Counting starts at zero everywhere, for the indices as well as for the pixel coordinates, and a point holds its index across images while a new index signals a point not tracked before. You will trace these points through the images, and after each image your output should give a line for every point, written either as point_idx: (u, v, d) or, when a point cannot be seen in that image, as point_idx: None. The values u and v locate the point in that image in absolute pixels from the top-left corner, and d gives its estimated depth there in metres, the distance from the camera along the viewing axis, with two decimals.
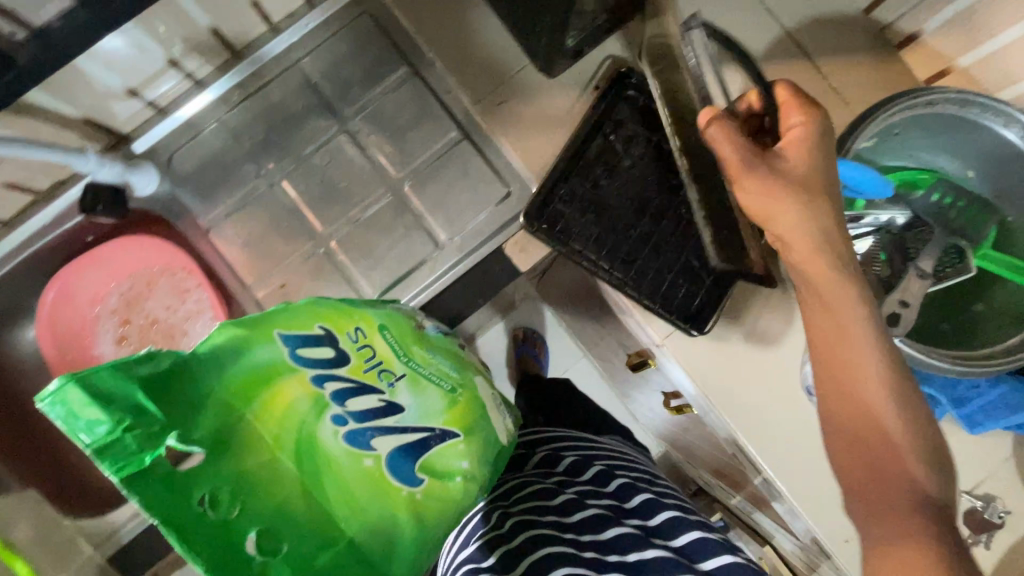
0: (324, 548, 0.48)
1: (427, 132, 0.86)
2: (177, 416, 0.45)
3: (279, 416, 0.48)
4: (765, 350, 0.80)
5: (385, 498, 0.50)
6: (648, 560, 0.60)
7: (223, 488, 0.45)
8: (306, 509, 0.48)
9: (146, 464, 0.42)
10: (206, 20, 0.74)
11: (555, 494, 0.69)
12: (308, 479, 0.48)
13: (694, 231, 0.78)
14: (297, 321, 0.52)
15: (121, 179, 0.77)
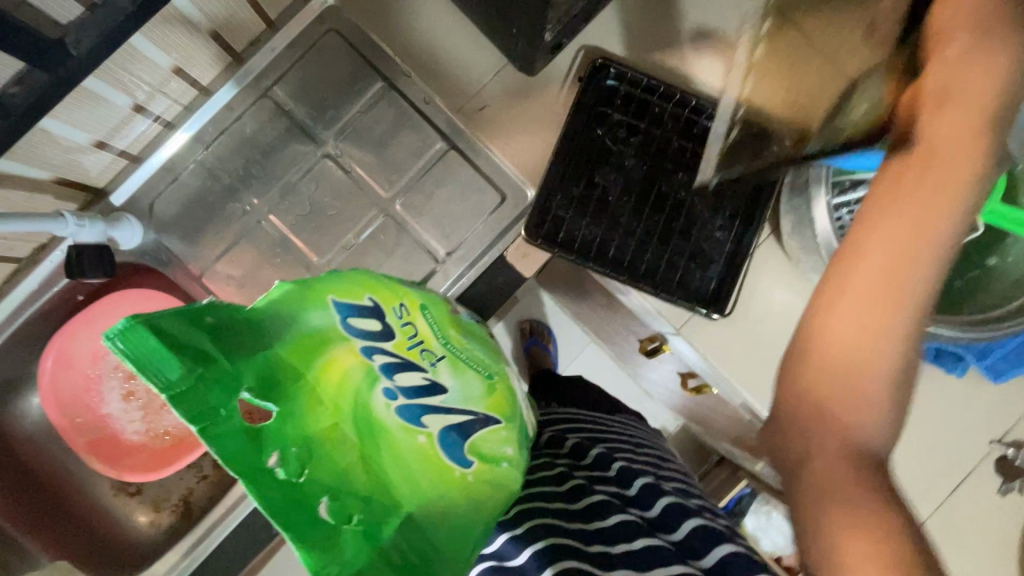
0: (390, 517, 0.44)
1: (411, 146, 0.82)
2: (247, 369, 0.40)
3: (337, 383, 0.45)
4: (781, 321, 0.78)
5: (439, 475, 0.47)
6: (654, 550, 0.53)
7: (291, 449, 0.41)
8: (371, 477, 0.44)
9: (220, 415, 0.37)
10: (167, 60, 0.70)
11: (557, 479, 0.63)
12: (369, 447, 0.45)
13: (699, 213, 0.76)
14: (348, 289, 0.48)
15: (103, 237, 0.75)
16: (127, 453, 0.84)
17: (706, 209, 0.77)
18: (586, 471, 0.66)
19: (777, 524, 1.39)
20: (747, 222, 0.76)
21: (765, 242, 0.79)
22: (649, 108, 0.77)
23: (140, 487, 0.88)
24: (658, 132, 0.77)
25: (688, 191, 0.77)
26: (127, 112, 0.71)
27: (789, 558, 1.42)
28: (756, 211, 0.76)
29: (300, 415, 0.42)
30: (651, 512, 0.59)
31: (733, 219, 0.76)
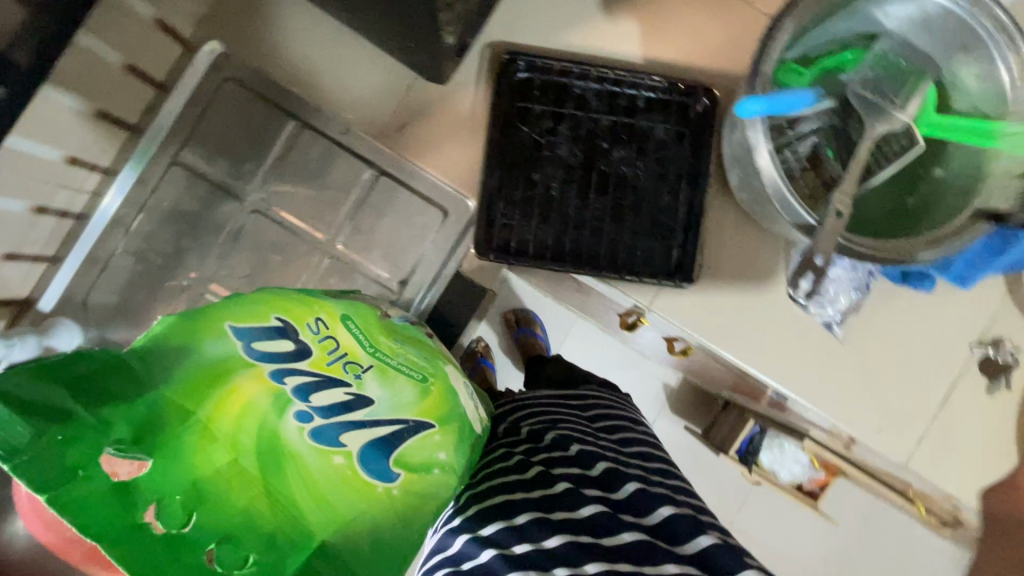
0: (302, 548, 0.43)
1: (342, 180, 0.79)
2: (119, 419, 0.39)
3: (236, 415, 0.43)
4: (747, 274, 0.77)
5: (357, 493, 0.46)
6: (625, 546, 0.54)
7: (176, 499, 0.39)
8: (275, 513, 0.42)
9: (76, 476, 0.35)
10: (58, 153, 0.65)
11: (520, 472, 0.64)
12: (270, 479, 0.43)
13: (644, 186, 0.75)
14: (247, 313, 0.48)
15: (40, 350, 0.69)
16: None
17: (651, 181, 0.75)
18: (545, 454, 0.66)
19: (791, 455, 1.42)
20: (696, 184, 0.75)
21: (716, 200, 0.77)
22: (569, 92, 0.75)
23: None
24: (585, 113, 0.75)
25: (629, 166, 0.75)
26: (30, 216, 0.66)
27: (809, 482, 1.45)
28: (698, 172, 0.75)
29: (186, 457, 0.41)
30: (615, 495, 0.60)
31: (679, 184, 0.75)
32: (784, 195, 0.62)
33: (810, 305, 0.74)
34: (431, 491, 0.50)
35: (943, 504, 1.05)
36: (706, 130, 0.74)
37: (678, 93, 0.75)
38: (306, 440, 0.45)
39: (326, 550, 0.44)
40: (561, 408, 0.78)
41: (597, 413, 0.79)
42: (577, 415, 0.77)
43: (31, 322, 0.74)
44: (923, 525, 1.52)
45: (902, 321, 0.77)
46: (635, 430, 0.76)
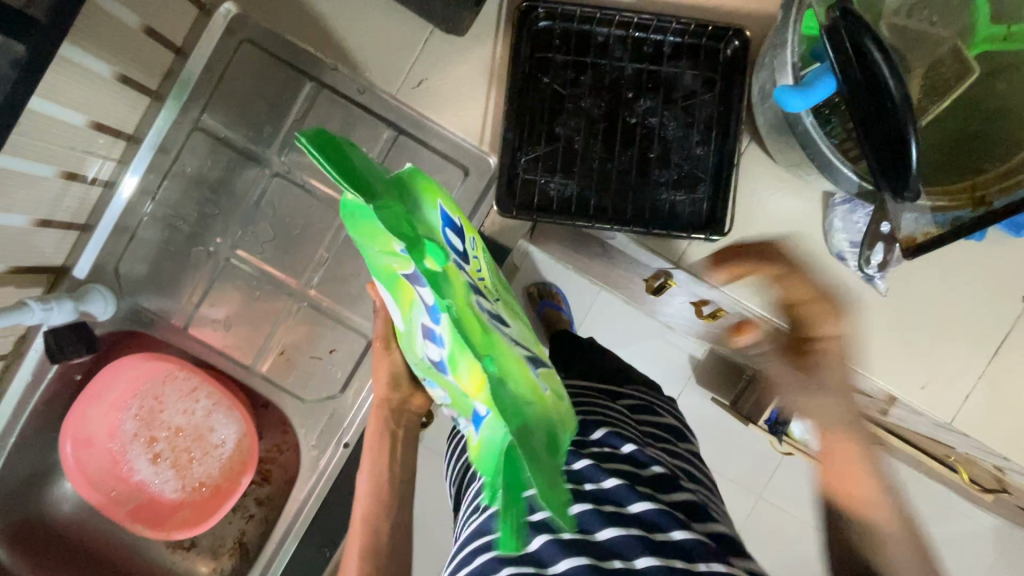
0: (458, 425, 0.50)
1: (362, 142, 0.79)
2: (403, 223, 0.41)
3: (456, 275, 0.44)
4: (781, 230, 0.74)
5: (531, 386, 0.43)
6: (678, 545, 0.52)
7: (454, 315, 0.43)
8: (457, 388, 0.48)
9: (410, 244, 0.41)
10: (83, 117, 0.65)
11: (565, 462, 0.60)
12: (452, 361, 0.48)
13: (672, 136, 0.72)
14: (451, 202, 0.48)
15: (76, 314, 0.74)
16: (168, 514, 0.87)
17: (678, 130, 0.72)
18: (595, 447, 0.61)
19: None
20: (726, 131, 0.71)
21: (747, 152, 0.74)
22: (592, 41, 0.72)
23: (193, 540, 0.89)
24: (609, 61, 0.72)
25: (655, 116, 0.72)
26: (61, 182, 0.68)
27: None
28: (729, 119, 0.71)
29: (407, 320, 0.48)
30: (662, 492, 0.57)
31: (708, 133, 0.72)
32: (826, 156, 0.60)
33: (845, 254, 0.72)
34: (559, 418, 0.44)
35: (988, 470, 1.00)
36: (737, 75, 0.71)
37: (706, 37, 0.72)
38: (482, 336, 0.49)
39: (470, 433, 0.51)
40: (602, 401, 0.72)
41: (632, 404, 0.75)
42: (620, 411, 0.72)
43: (67, 289, 0.77)
44: (963, 497, 1.45)
45: (947, 273, 0.73)
46: (672, 437, 0.72)
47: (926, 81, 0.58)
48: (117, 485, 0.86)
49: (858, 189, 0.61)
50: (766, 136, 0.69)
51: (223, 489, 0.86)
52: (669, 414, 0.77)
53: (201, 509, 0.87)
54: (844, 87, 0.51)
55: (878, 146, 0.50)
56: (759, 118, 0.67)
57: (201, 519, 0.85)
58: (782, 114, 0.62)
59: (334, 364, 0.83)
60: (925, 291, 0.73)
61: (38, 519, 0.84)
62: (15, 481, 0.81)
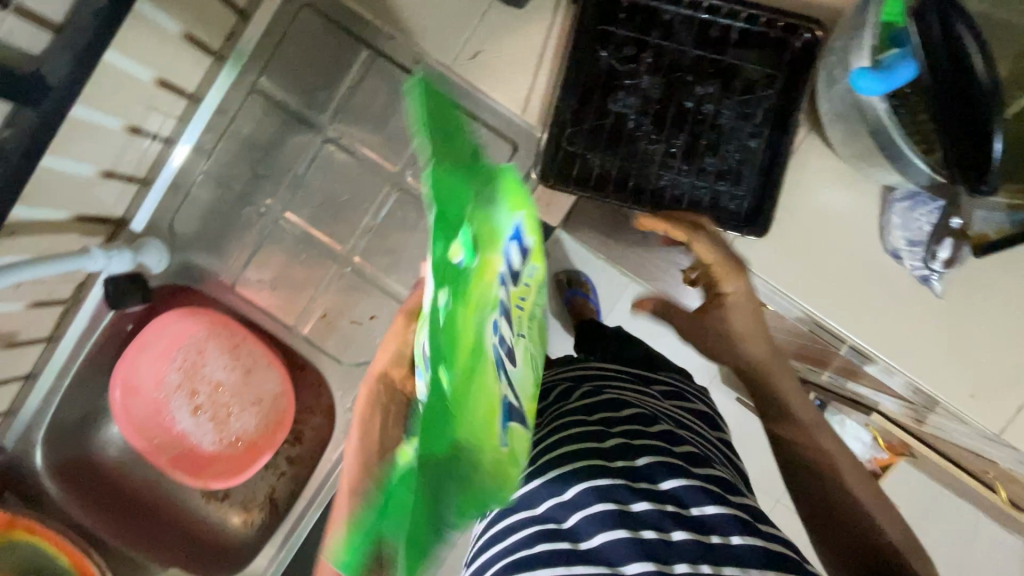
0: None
1: (412, 112, 0.79)
2: None
3: None
4: (835, 222, 0.71)
5: None
6: (713, 517, 0.51)
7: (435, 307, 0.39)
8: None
9: None
10: (151, 74, 0.68)
11: (597, 438, 0.59)
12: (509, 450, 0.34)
13: (726, 125, 0.70)
14: None
15: (133, 264, 0.77)
16: (206, 463, 0.91)
17: (734, 119, 0.70)
18: (625, 425, 0.61)
19: (852, 431, 1.36)
20: (784, 122, 0.69)
21: (804, 144, 0.72)
22: (656, 21, 0.70)
23: (227, 492, 0.93)
24: (672, 44, 0.70)
25: (712, 103, 0.70)
26: (126, 136, 0.70)
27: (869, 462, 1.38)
28: (789, 110, 0.69)
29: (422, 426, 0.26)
30: (693, 468, 0.57)
31: (762, 123, 0.70)
32: (896, 144, 0.57)
33: (902, 252, 0.69)
34: None
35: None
36: (806, 64, 0.68)
37: (778, 28, 0.68)
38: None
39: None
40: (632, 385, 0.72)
41: (656, 387, 0.74)
42: (648, 394, 0.71)
43: (125, 241, 0.79)
44: (990, 516, 1.41)
45: (1008, 281, 0.70)
46: (704, 425, 0.71)
47: (1011, 74, 0.56)
48: (160, 433, 0.90)
49: (928, 182, 0.58)
50: (829, 127, 0.66)
51: (258, 446, 0.89)
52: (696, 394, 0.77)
53: (237, 462, 0.90)
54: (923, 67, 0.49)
55: (959, 138, 0.49)
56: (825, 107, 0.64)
57: (237, 472, 0.89)
58: (852, 96, 0.59)
59: (373, 331, 0.85)
60: (982, 298, 0.70)
61: (88, 459, 0.88)
62: (70, 420, 0.85)
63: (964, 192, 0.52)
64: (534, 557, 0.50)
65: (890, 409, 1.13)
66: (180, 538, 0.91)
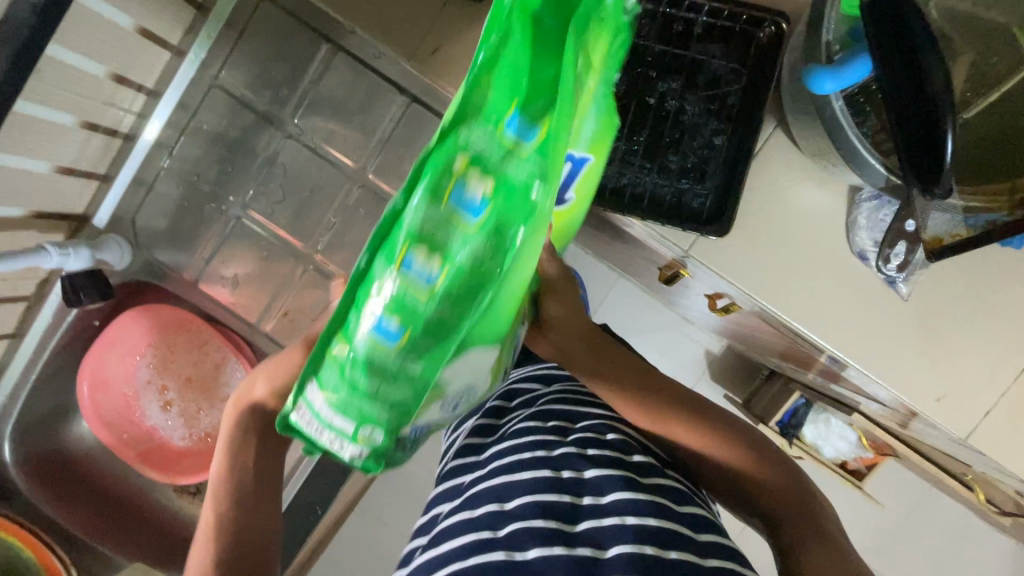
0: (358, 291, 0.36)
1: (378, 110, 0.81)
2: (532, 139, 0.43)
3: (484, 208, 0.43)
4: (805, 224, 0.69)
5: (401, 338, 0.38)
6: (654, 530, 0.49)
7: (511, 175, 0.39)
8: (463, 286, 0.36)
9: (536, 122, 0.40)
10: (104, 69, 0.66)
11: (548, 447, 0.57)
12: (490, 305, 0.38)
13: (690, 122, 0.69)
14: None
15: (91, 261, 0.77)
16: (176, 459, 0.91)
17: (698, 115, 0.69)
18: (580, 433, 0.59)
19: (838, 431, 1.31)
20: (748, 120, 0.68)
21: (771, 142, 0.70)
22: None
23: (199, 487, 0.94)
24: (634, 39, 0.69)
25: (675, 99, 0.69)
26: (83, 132, 0.70)
27: (854, 461, 1.33)
28: (754, 107, 0.67)
29: (539, 36, 0.35)
30: (643, 479, 0.55)
31: (727, 121, 0.69)
32: (853, 145, 0.56)
33: (869, 254, 0.68)
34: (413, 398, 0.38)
35: (1006, 491, 0.96)
36: (771, 60, 0.66)
37: (742, 22, 0.67)
38: (476, 365, 0.42)
39: (358, 320, 0.36)
40: None
41: None
42: None
43: (87, 237, 0.79)
44: (980, 516, 1.39)
45: (973, 282, 0.69)
46: None
47: (974, 66, 0.54)
48: (130, 429, 0.90)
49: (885, 183, 0.57)
50: (795, 126, 0.65)
51: None
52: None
53: (207, 458, 0.90)
54: (876, 63, 0.47)
55: (913, 138, 0.45)
56: (791, 103, 0.63)
57: (206, 467, 0.90)
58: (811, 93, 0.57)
59: None
60: (949, 299, 0.69)
61: (57, 454, 0.88)
62: (38, 416, 0.85)
63: (919, 196, 0.50)
64: (470, 569, 0.49)
65: (871, 410, 1.11)
66: (151, 535, 0.91)
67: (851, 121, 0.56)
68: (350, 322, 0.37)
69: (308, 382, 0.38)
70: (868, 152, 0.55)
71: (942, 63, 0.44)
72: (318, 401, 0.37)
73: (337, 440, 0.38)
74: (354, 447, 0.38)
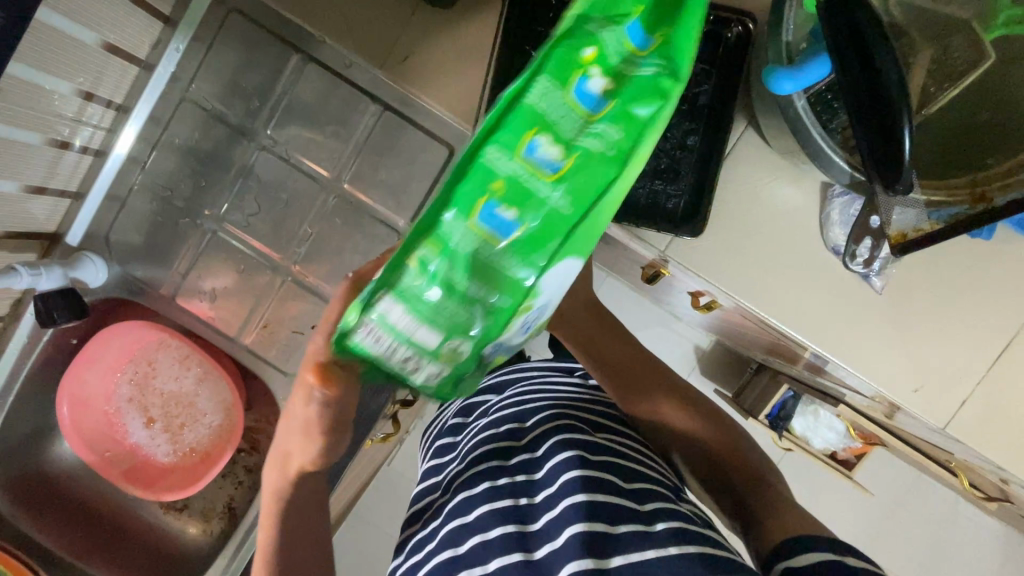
0: (467, 174, 0.35)
1: (351, 118, 0.81)
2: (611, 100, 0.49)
3: None
4: (779, 222, 0.70)
5: (484, 247, 0.36)
6: (602, 506, 0.48)
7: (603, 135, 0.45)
8: (583, 168, 0.37)
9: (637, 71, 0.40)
10: (68, 85, 0.65)
11: (502, 458, 0.58)
12: (596, 212, 0.38)
13: (661, 123, 0.69)
14: None
15: (65, 280, 0.76)
16: (161, 474, 0.91)
17: (669, 117, 0.69)
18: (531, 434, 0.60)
19: (826, 421, 1.32)
20: (722, 118, 0.68)
21: (742, 141, 0.70)
22: None
23: (185, 503, 0.93)
24: None
25: None
26: (52, 150, 0.69)
27: (843, 451, 1.34)
28: (725, 106, 0.68)
29: None
30: (595, 458, 0.54)
31: (698, 122, 0.69)
32: (819, 144, 0.57)
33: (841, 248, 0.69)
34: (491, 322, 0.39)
35: (989, 477, 0.97)
36: (739, 59, 0.67)
37: (708, 23, 0.68)
38: (569, 273, 0.43)
39: (469, 209, 0.35)
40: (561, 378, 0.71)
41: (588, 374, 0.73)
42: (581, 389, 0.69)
43: (60, 255, 0.78)
44: (970, 501, 1.40)
45: (944, 272, 0.70)
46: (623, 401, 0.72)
47: (935, 63, 0.54)
48: (111, 447, 0.89)
49: (849, 180, 0.58)
50: (763, 126, 0.66)
51: (212, 456, 0.89)
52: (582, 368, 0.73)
53: (191, 472, 0.90)
54: (835, 63, 0.47)
55: (873, 134, 0.46)
56: (760, 102, 0.63)
57: (190, 482, 0.89)
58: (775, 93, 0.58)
59: None
60: (924, 291, 0.70)
61: (38, 476, 0.88)
62: (16, 436, 0.84)
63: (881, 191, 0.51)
64: None
65: (856, 400, 1.12)
66: (137, 553, 0.91)
67: (816, 120, 0.56)
68: (463, 203, 0.35)
69: (384, 295, 0.36)
70: (828, 151, 0.56)
71: (872, 68, 0.45)
72: (401, 317, 0.37)
73: (415, 362, 0.40)
74: (429, 368, 0.40)
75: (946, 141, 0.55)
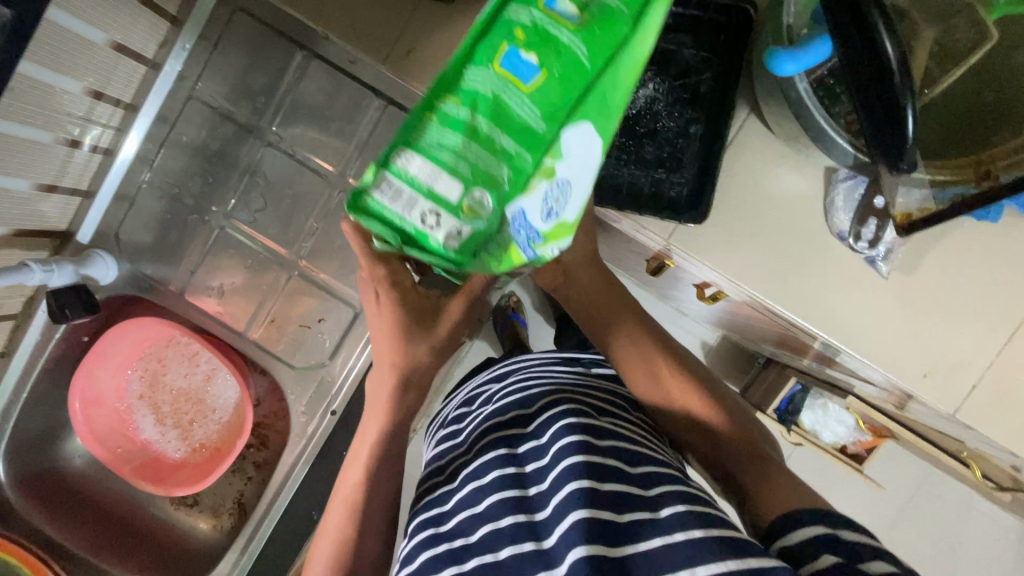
0: (497, 27, 0.46)
1: (355, 115, 0.82)
2: None
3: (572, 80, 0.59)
4: (783, 208, 0.70)
5: (509, 90, 0.46)
6: (608, 494, 0.49)
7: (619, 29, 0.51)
8: (598, 23, 0.46)
9: None
10: (79, 85, 0.66)
11: (509, 447, 0.59)
12: (607, 75, 0.46)
13: (662, 111, 0.69)
14: None
15: (76, 277, 0.77)
16: (172, 470, 0.91)
17: (671, 105, 0.69)
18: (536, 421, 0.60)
19: (835, 414, 1.30)
20: (724, 104, 0.68)
21: (745, 128, 0.70)
22: None
23: (196, 498, 0.94)
24: None
25: (648, 90, 0.69)
26: (63, 149, 0.70)
27: (853, 444, 1.33)
28: (727, 94, 0.68)
29: None
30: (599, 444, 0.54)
31: (699, 108, 0.69)
32: (821, 126, 0.57)
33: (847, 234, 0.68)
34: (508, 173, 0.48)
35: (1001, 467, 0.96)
36: (740, 46, 0.67)
37: (709, 11, 0.68)
38: (589, 141, 0.48)
39: (492, 57, 0.46)
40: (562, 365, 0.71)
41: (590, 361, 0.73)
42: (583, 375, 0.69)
43: (71, 253, 0.80)
44: (984, 495, 1.39)
45: (950, 257, 0.69)
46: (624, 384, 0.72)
47: (937, 44, 0.53)
48: (122, 444, 0.91)
49: (853, 161, 0.58)
50: (764, 112, 0.66)
51: (221, 450, 0.90)
52: (586, 358, 0.73)
53: (201, 466, 0.91)
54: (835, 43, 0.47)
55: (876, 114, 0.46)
56: (761, 85, 0.63)
57: (201, 477, 0.90)
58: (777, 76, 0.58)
59: (322, 334, 0.88)
60: (929, 276, 0.69)
61: (51, 473, 0.89)
62: (30, 433, 0.86)
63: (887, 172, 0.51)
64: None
65: (865, 392, 1.11)
66: (150, 548, 0.92)
67: (818, 102, 0.56)
68: (484, 55, 0.46)
69: (405, 152, 0.47)
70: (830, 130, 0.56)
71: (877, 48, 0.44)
72: (421, 166, 0.46)
73: (435, 216, 0.47)
74: (450, 222, 0.47)
75: (950, 120, 0.55)
